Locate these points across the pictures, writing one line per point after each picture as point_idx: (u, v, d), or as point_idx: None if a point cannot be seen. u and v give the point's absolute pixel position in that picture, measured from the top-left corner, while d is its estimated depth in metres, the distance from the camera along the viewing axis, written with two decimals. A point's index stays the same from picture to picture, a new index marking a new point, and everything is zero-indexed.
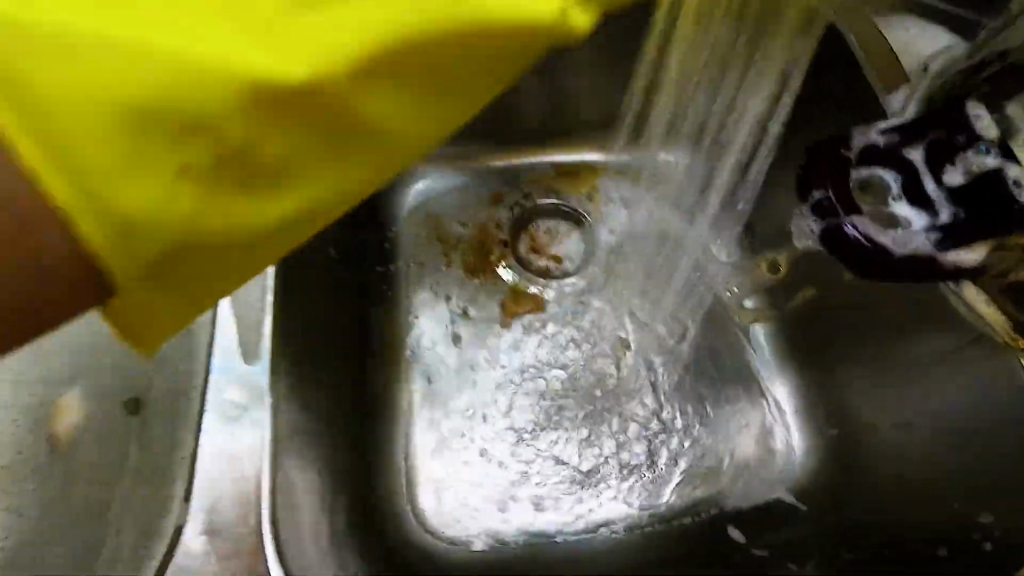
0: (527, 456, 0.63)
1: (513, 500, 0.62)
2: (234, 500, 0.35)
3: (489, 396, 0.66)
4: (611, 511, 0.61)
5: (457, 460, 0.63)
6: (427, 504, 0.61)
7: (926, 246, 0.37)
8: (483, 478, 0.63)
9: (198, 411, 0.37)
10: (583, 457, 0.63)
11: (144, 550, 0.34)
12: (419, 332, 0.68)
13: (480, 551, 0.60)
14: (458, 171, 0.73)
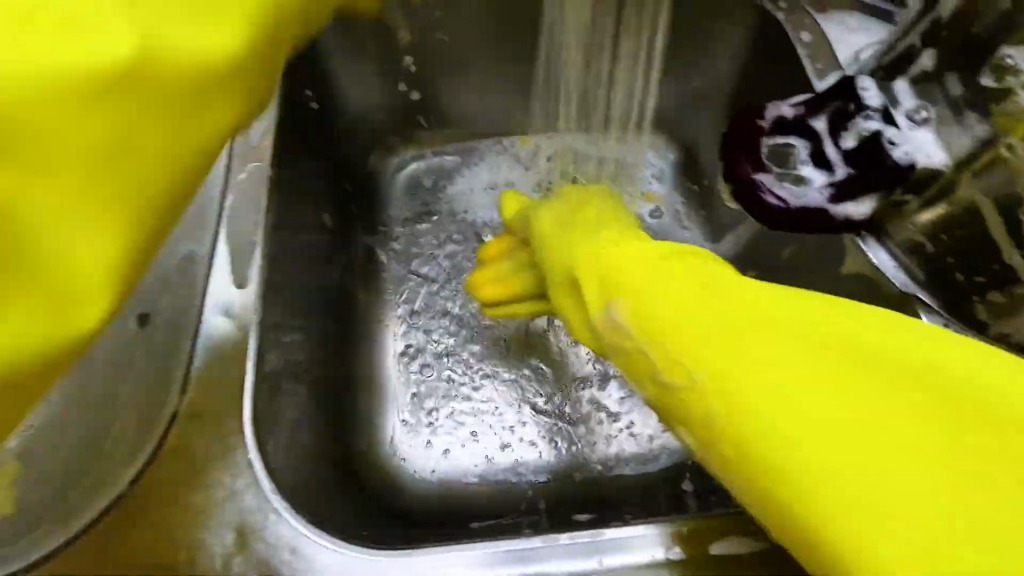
0: (496, 405, 0.66)
1: (487, 443, 0.65)
2: (218, 397, 0.41)
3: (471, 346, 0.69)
4: (571, 459, 0.64)
5: (433, 403, 0.66)
6: (408, 444, 0.64)
7: (818, 200, 0.43)
8: (458, 424, 0.65)
9: (196, 324, 0.44)
10: (548, 408, 0.66)
11: (149, 430, 0.41)
12: (404, 287, 0.72)
13: (453, 487, 0.62)
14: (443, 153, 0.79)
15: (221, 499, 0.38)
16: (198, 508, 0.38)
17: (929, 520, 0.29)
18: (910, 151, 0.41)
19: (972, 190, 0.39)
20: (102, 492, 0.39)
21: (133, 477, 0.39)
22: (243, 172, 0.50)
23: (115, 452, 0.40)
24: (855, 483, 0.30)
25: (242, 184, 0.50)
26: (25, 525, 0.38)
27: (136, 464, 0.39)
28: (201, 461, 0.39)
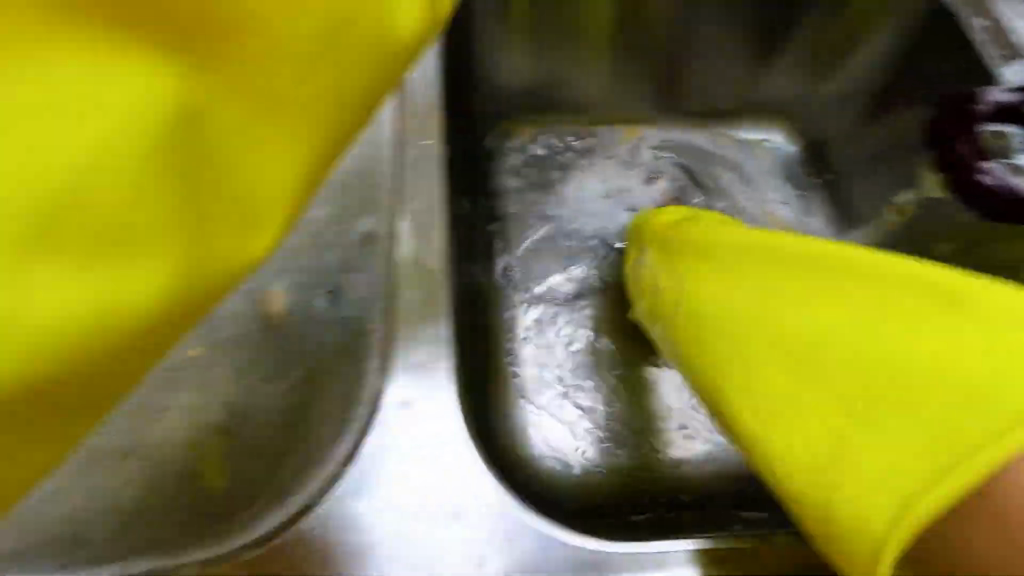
0: (641, 395, 0.63)
1: (633, 433, 0.62)
2: (416, 378, 0.40)
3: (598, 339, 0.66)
4: (723, 451, 0.62)
5: (575, 391, 0.63)
6: (554, 437, 0.61)
7: None
8: (602, 414, 0.63)
9: (386, 304, 0.43)
10: (694, 398, 0.64)
11: (350, 411, 0.40)
12: (532, 272, 0.69)
13: (606, 480, 0.59)
14: (558, 137, 0.76)
15: None
16: (413, 492, 0.37)
17: (995, 458, 0.26)
18: None
19: None
20: (311, 470, 0.38)
21: (341, 456, 0.38)
22: (416, 148, 0.48)
23: (318, 432, 0.39)
24: (825, 477, 0.30)
25: (416, 160, 0.48)
26: (238, 502, 0.37)
27: (345, 443, 0.39)
28: (410, 445, 0.38)
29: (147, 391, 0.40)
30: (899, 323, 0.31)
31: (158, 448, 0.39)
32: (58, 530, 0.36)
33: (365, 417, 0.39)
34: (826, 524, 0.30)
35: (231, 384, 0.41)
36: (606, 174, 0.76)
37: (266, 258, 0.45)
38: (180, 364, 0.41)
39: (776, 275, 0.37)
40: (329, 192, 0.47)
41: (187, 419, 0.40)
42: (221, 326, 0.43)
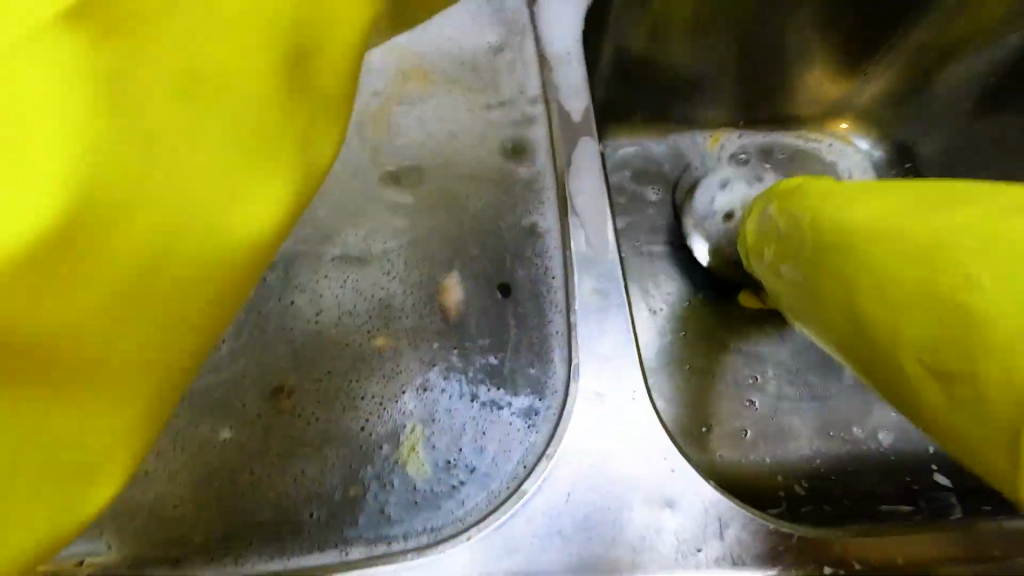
0: (768, 391, 0.64)
1: (766, 429, 0.62)
2: (605, 368, 0.40)
3: (711, 331, 0.67)
4: (856, 443, 0.62)
5: (704, 390, 0.64)
6: (690, 436, 0.61)
7: None
8: (734, 412, 0.63)
9: (563, 295, 0.43)
10: (820, 392, 0.64)
11: (542, 399, 0.40)
12: (647, 274, 0.69)
13: (745, 480, 0.59)
14: (654, 141, 0.78)
15: (645, 474, 0.37)
16: (624, 479, 0.37)
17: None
18: None
19: None
20: (511, 456, 0.38)
21: (542, 443, 0.38)
22: (575, 145, 0.49)
23: (511, 421, 0.40)
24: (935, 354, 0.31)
25: (577, 155, 0.48)
26: (442, 489, 0.37)
27: (542, 432, 0.39)
28: (613, 436, 0.38)
29: (336, 380, 0.40)
30: (920, 237, 0.33)
31: (355, 437, 0.39)
32: (271, 515, 0.36)
33: (560, 406, 0.39)
34: (988, 402, 0.29)
35: (419, 374, 0.41)
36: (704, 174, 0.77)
37: (436, 250, 0.45)
38: (367, 352, 0.41)
39: (909, 202, 0.36)
40: (489, 189, 0.48)
41: (379, 409, 0.39)
42: (401, 316, 0.42)
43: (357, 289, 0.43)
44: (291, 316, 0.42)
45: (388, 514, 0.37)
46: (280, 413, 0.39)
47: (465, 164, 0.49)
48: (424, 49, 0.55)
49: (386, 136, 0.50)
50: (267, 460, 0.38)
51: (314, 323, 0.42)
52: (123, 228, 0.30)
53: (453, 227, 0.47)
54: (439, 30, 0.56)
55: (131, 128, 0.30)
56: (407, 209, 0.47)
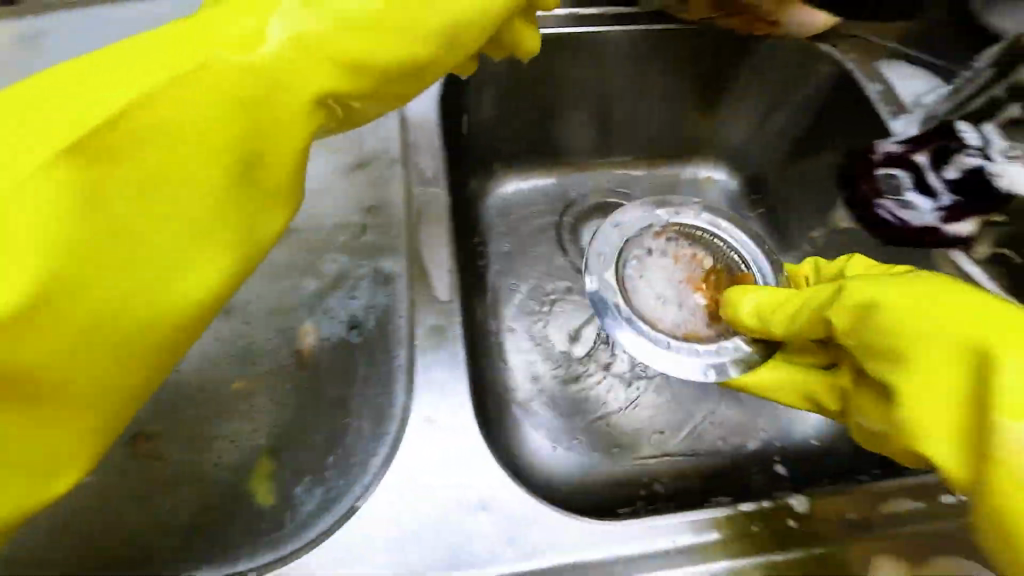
0: (613, 407, 0.74)
1: (611, 440, 0.72)
2: (438, 397, 0.46)
3: (572, 358, 0.77)
4: (689, 450, 0.72)
5: (559, 408, 0.74)
6: (542, 447, 0.71)
7: (930, 220, 0.52)
8: (583, 426, 0.73)
9: (407, 331, 0.49)
10: (659, 408, 0.74)
11: (383, 427, 0.46)
12: (515, 310, 0.81)
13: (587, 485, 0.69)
14: (533, 183, 0.89)
15: (465, 487, 0.43)
16: (446, 491, 0.43)
17: None
18: (1008, 181, 0.49)
19: None
20: (352, 480, 0.44)
21: (378, 465, 0.44)
22: (425, 199, 0.56)
23: (353, 449, 0.45)
24: None
25: (426, 208, 0.55)
26: (289, 512, 0.43)
27: (378, 457, 0.44)
28: (439, 454, 0.44)
29: (196, 421, 0.45)
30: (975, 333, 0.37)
31: (209, 471, 0.44)
32: (127, 546, 0.41)
33: (396, 432, 0.45)
34: None
35: (271, 413, 0.46)
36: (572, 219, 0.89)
37: (295, 299, 0.51)
38: (227, 395, 0.47)
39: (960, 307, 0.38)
40: (352, 240, 0.54)
41: (232, 445, 0.45)
42: (259, 359, 0.48)
43: (219, 338, 0.48)
44: None
45: (236, 536, 0.42)
46: (141, 455, 0.44)
47: (328, 217, 0.55)
48: None
49: None
50: (129, 497, 0.42)
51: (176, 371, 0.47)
52: (92, 296, 0.28)
53: (313, 276, 0.52)
54: None
55: (125, 195, 0.28)
56: (271, 261, 0.52)
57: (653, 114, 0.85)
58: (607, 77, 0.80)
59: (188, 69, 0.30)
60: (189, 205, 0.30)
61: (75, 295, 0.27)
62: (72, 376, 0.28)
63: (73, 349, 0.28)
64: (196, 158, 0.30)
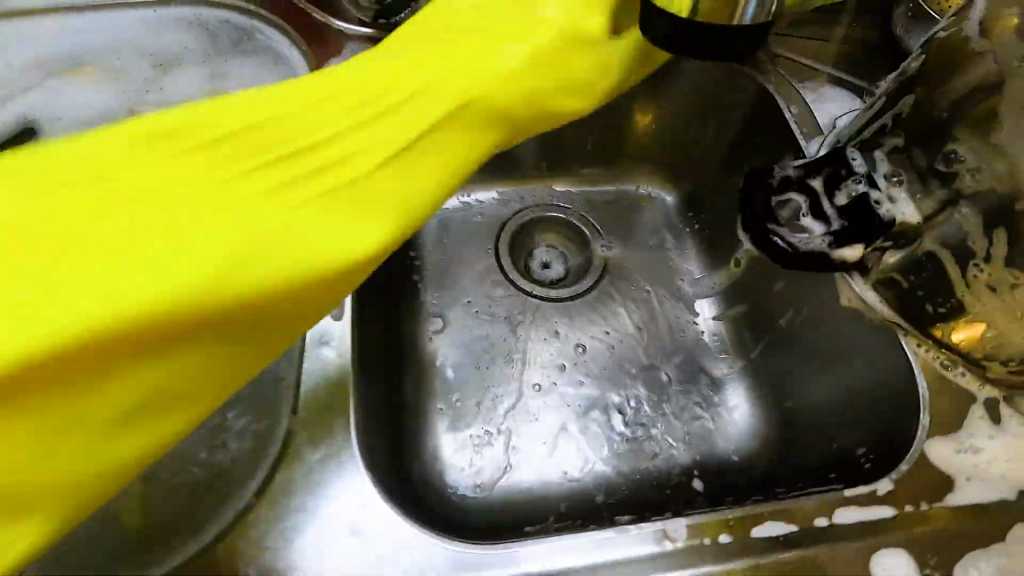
0: (530, 425, 0.75)
1: (523, 459, 0.73)
2: (323, 418, 0.47)
3: (494, 377, 0.78)
4: (601, 471, 0.73)
5: (474, 426, 0.75)
6: (454, 464, 0.72)
7: (821, 246, 0.52)
8: (498, 444, 0.74)
9: (298, 354, 0.49)
10: (576, 427, 0.76)
11: (262, 450, 0.45)
12: (440, 326, 0.81)
13: (493, 502, 0.70)
14: (469, 198, 0.89)
15: (339, 510, 0.43)
16: (322, 514, 0.43)
17: None
18: (891, 209, 0.51)
19: (936, 246, 0.52)
20: (225, 505, 0.43)
21: (254, 489, 0.44)
22: None
23: (231, 474, 0.45)
24: None
25: None
26: (158, 537, 0.42)
27: (254, 481, 0.44)
28: (317, 478, 0.44)
29: None
30: None
31: None
32: None
33: (276, 455, 0.45)
34: None
35: None
36: (508, 234, 0.89)
37: None
38: None
39: None
40: None
41: None
42: None
43: None
44: None
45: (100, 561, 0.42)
46: None
47: None
48: None
49: None
50: None
51: None
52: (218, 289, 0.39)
53: None
54: None
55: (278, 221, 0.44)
56: None
57: (587, 132, 0.86)
58: None
59: (335, 155, 0.51)
60: (287, 248, 0.43)
61: (207, 298, 0.39)
62: (167, 358, 0.39)
63: (200, 336, 0.40)
64: (308, 218, 0.46)
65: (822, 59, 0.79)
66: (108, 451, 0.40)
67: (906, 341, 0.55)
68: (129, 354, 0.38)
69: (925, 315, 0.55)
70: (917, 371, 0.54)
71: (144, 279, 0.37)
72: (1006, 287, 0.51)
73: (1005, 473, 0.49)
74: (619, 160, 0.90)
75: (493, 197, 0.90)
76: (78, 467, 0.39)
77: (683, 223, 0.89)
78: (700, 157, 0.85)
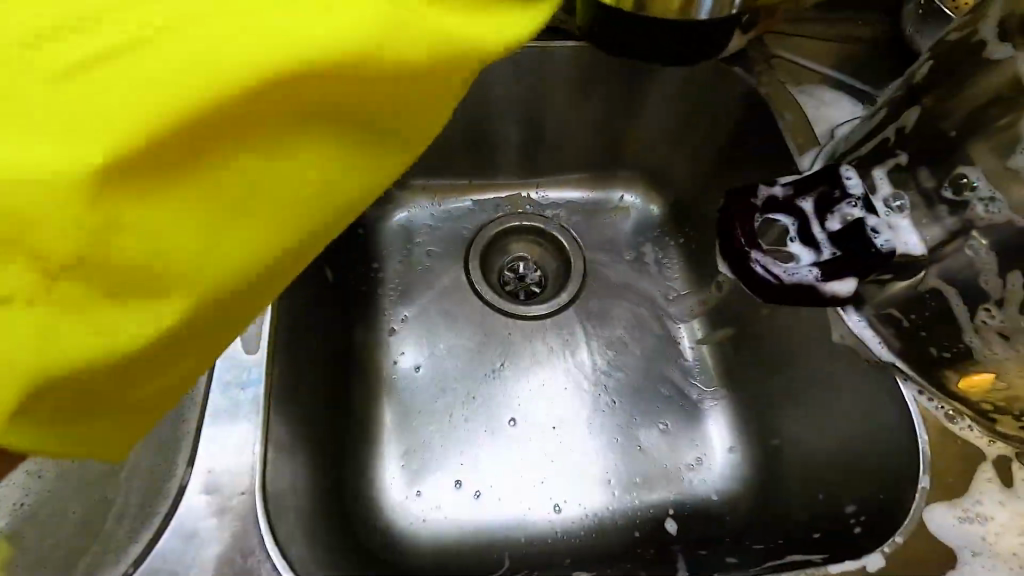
0: (490, 458, 0.68)
1: (479, 496, 0.67)
2: (228, 470, 0.42)
3: (454, 402, 0.71)
4: (565, 514, 0.66)
5: (429, 458, 0.68)
6: (403, 500, 0.66)
7: (809, 277, 0.45)
8: (452, 479, 0.67)
9: (203, 396, 0.44)
10: (542, 461, 0.69)
11: (151, 506, 0.40)
12: (398, 344, 0.74)
13: (441, 544, 0.64)
14: (437, 206, 0.82)
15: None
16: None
17: None
18: (892, 239, 0.44)
19: (940, 281, 0.46)
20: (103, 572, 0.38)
21: (136, 555, 0.39)
22: None
23: (113, 532, 0.40)
24: None
25: None
26: None
27: (139, 544, 0.39)
28: (214, 538, 0.40)
29: None
30: None
31: None
32: None
33: (167, 513, 0.40)
34: None
35: (20, 488, 0.39)
36: (480, 243, 0.82)
37: None
38: None
39: None
40: None
41: None
42: None
43: None
44: None
45: None
46: None
47: None
48: None
49: None
50: None
51: None
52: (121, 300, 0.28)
53: None
54: None
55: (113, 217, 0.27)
56: None
57: (566, 136, 0.79)
58: (512, 94, 0.73)
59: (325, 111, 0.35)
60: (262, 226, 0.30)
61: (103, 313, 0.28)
62: (237, 246, 0.29)
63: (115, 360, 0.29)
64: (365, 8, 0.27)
65: (826, 60, 0.71)
66: (122, 321, 0.28)
67: (906, 386, 0.52)
68: (295, 119, 0.28)
69: (934, 362, 0.49)
70: (918, 424, 0.51)
71: (252, 24, 0.26)
72: (1021, 336, 0.43)
73: (1013, 547, 0.46)
74: (601, 167, 0.83)
75: (465, 202, 0.83)
76: (206, 277, 0.29)
77: (668, 236, 0.82)
78: (688, 165, 0.78)
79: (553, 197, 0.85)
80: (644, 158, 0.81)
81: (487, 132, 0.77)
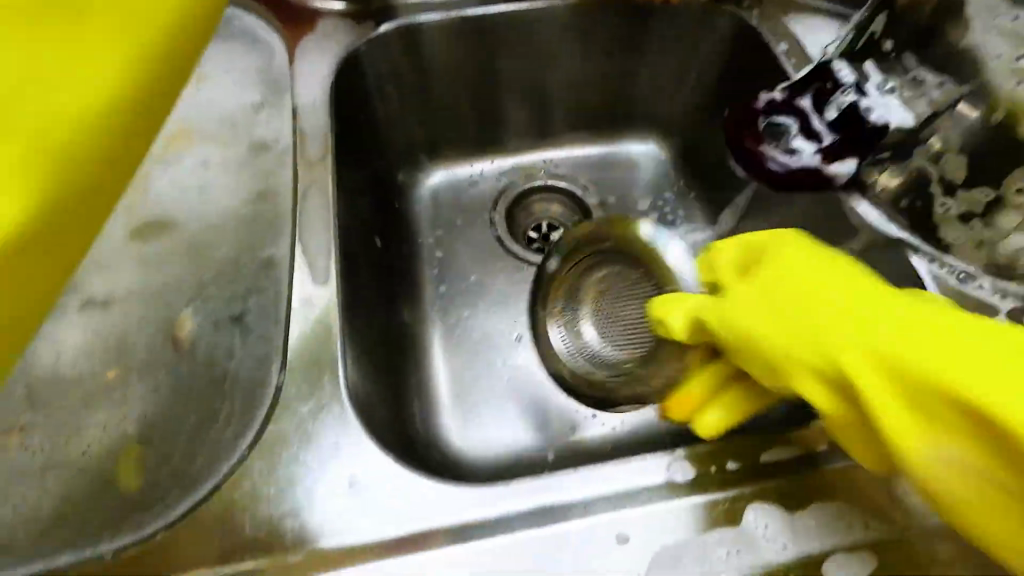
0: (536, 389, 0.74)
1: (530, 422, 0.72)
2: (313, 375, 0.46)
3: (498, 344, 0.77)
4: (611, 432, 0.71)
5: (481, 394, 0.74)
6: (461, 432, 0.71)
7: (813, 162, 0.51)
8: (504, 411, 0.73)
9: (284, 317, 0.49)
10: None
11: (253, 408, 0.45)
12: (439, 298, 0.80)
13: (501, 467, 0.69)
14: (461, 171, 0.88)
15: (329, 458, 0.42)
16: (318, 464, 0.42)
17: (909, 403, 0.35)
18: (885, 114, 0.50)
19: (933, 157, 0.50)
20: (216, 465, 0.43)
21: (242, 453, 0.43)
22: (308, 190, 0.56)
23: (220, 434, 0.44)
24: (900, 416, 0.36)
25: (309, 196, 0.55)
26: (153, 499, 0.42)
27: (245, 439, 0.44)
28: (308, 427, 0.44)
29: (65, 412, 0.46)
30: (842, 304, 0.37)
31: (75, 460, 0.44)
32: None
33: (266, 414, 0.45)
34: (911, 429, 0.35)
35: (145, 401, 0.46)
36: (505, 202, 0.88)
37: (173, 294, 0.51)
38: (99, 387, 0.47)
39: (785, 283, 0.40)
40: (237, 231, 0.54)
41: (101, 434, 0.45)
42: (134, 350, 0.48)
43: (97, 332, 0.49)
44: (30, 361, 0.47)
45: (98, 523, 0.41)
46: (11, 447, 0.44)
47: (212, 210, 0.56)
48: (187, 115, 0.62)
49: (139, 196, 0.56)
50: None
51: (53, 367, 0.47)
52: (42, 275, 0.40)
53: (195, 271, 0.52)
54: (207, 95, 0.63)
55: None
56: (151, 261, 0.53)
57: (575, 93, 0.84)
58: (523, 56, 0.78)
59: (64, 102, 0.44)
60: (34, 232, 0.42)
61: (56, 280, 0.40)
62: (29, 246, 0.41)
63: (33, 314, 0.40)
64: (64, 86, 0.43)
65: None
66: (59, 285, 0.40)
67: None
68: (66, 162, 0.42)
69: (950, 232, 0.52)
70: None
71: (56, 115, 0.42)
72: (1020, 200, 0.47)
73: None
74: (612, 119, 0.88)
75: (487, 165, 0.89)
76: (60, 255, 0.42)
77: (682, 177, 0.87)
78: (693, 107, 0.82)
79: (568, 153, 0.90)
80: (652, 104, 0.85)
81: (503, 95, 0.82)
